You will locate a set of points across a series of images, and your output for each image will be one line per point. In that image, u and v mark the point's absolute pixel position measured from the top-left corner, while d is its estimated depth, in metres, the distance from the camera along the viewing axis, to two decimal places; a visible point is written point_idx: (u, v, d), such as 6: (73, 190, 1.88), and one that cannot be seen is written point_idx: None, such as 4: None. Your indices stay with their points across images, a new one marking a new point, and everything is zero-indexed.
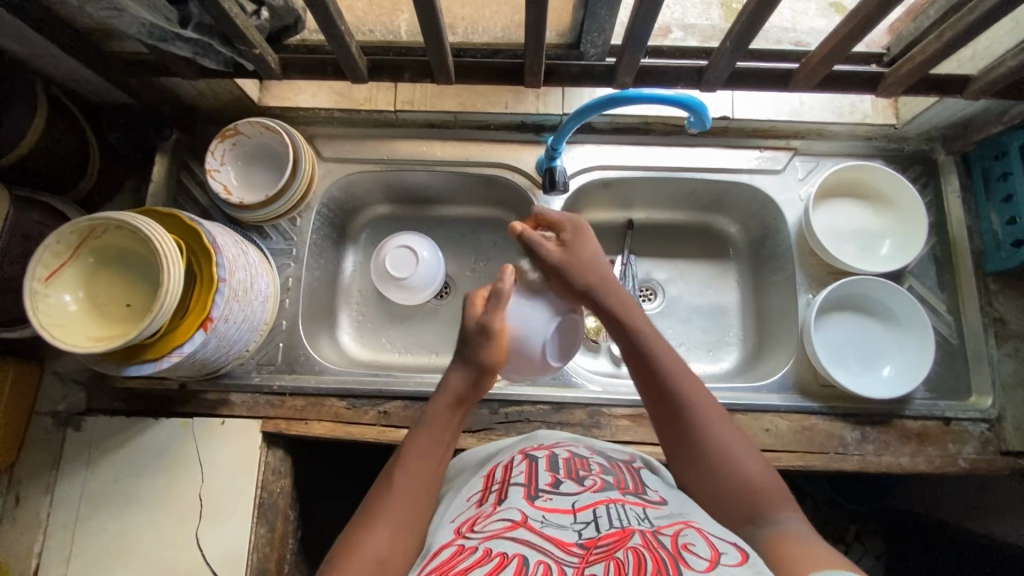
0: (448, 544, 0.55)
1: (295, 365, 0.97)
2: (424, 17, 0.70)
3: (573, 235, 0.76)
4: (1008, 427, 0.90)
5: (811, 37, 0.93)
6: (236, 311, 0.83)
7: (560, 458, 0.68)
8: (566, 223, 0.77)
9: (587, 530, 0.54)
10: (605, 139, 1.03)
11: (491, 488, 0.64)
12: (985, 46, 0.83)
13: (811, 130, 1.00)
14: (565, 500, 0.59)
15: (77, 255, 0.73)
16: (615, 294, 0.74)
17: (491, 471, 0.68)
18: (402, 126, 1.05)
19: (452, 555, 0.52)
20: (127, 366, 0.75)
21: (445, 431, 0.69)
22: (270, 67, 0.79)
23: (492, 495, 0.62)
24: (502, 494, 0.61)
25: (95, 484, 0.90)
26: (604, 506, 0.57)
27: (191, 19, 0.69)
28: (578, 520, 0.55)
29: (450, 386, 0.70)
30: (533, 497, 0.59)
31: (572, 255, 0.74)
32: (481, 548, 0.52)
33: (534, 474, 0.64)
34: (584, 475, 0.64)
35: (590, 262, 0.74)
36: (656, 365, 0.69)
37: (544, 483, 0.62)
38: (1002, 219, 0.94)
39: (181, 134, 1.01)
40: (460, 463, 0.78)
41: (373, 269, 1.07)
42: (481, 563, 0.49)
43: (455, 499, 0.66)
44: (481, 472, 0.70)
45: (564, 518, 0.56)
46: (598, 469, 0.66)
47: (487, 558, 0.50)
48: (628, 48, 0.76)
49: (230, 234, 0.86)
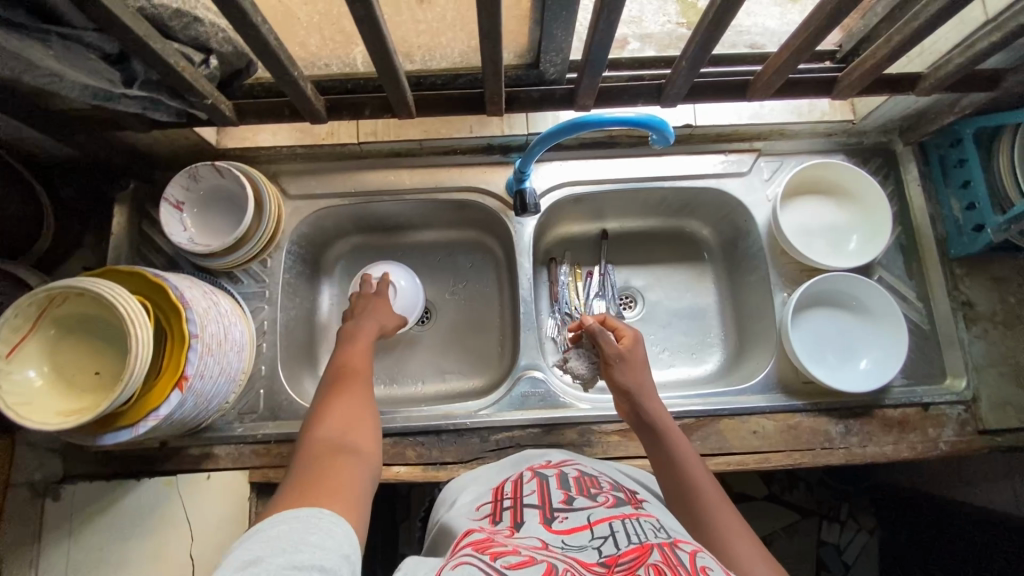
0: (478, 530, 0.59)
1: (277, 411, 0.95)
2: (378, 57, 0.69)
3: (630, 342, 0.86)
4: (984, 407, 0.93)
5: (765, 37, 0.95)
6: (212, 364, 0.81)
7: (570, 478, 0.70)
8: (623, 330, 0.89)
9: (606, 546, 0.53)
10: (572, 155, 1.03)
11: (504, 504, 0.65)
12: (932, 43, 0.85)
13: (773, 131, 1.02)
14: (580, 516, 0.59)
15: (37, 327, 0.71)
16: (651, 400, 0.80)
17: (501, 486, 0.72)
18: (367, 157, 1.03)
19: (484, 539, 0.56)
20: (103, 434, 0.73)
21: (359, 354, 0.85)
22: (224, 114, 0.78)
23: (508, 515, 0.62)
24: (517, 517, 0.61)
25: (81, 554, 0.86)
26: (620, 522, 0.57)
27: (136, 77, 0.66)
28: (596, 536, 0.55)
29: (365, 327, 0.91)
30: (549, 520, 0.59)
31: (625, 352, 0.85)
32: (512, 545, 0.53)
33: (547, 494, 0.65)
34: (596, 492, 0.66)
35: (641, 368, 0.84)
36: (682, 467, 0.72)
37: (558, 501, 0.63)
38: (961, 205, 0.97)
39: (138, 183, 0.99)
40: (458, 486, 0.79)
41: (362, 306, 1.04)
42: (513, 552, 0.51)
43: (467, 509, 0.70)
44: (491, 486, 0.74)
45: (582, 536, 0.55)
46: (608, 487, 0.68)
47: (516, 552, 0.51)
48: (587, 72, 0.77)
49: (200, 286, 0.85)
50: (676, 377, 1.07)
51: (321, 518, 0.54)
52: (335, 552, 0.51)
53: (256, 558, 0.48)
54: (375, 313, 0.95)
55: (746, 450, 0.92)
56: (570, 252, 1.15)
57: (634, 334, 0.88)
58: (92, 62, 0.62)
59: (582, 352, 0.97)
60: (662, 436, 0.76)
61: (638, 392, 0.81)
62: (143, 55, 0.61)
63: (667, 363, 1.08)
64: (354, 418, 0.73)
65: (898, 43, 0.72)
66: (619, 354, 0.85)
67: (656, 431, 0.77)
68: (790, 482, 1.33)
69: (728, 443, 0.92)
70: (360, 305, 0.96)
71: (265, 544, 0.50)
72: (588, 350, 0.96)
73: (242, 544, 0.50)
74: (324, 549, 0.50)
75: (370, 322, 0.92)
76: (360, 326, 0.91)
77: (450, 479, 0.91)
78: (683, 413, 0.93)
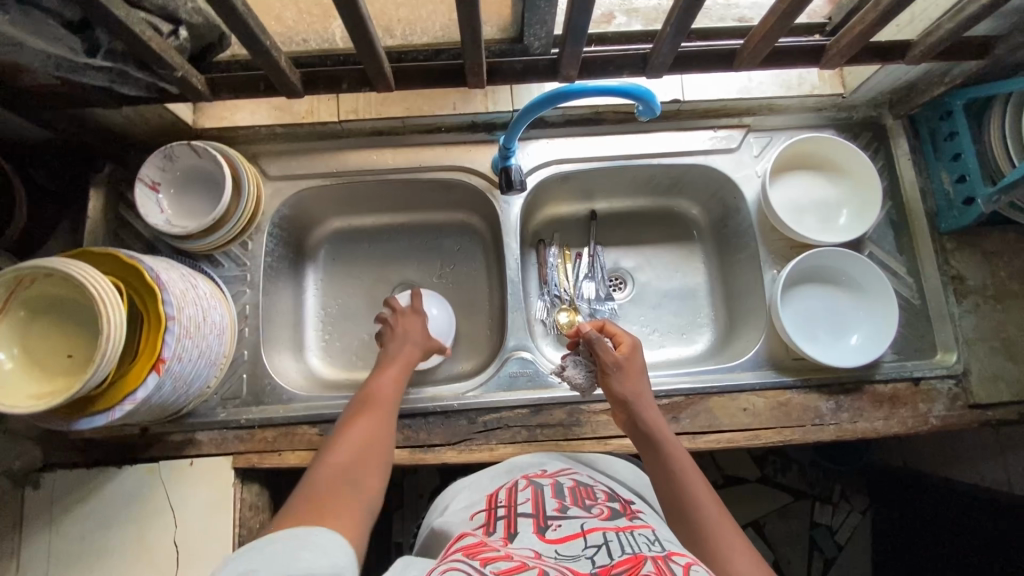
0: (472, 534, 0.59)
1: (261, 396, 0.93)
2: (353, 26, 0.67)
3: (628, 350, 0.84)
4: (974, 381, 0.93)
5: (754, 11, 0.92)
6: (190, 348, 0.79)
7: (565, 488, 0.69)
8: (622, 336, 0.86)
9: (599, 556, 0.52)
10: (558, 132, 1.02)
11: (498, 513, 0.64)
12: (922, 10, 0.83)
13: (762, 106, 1.01)
14: (574, 525, 0.59)
15: (5, 309, 0.69)
16: (649, 410, 0.78)
17: (495, 492, 0.71)
18: (349, 136, 1.01)
19: (476, 544, 0.55)
20: (76, 419, 0.71)
21: (394, 370, 0.85)
22: (197, 89, 0.75)
23: (500, 526, 0.60)
24: (512, 528, 0.59)
25: (61, 544, 0.86)
26: (614, 533, 0.57)
27: (99, 46, 0.65)
28: (589, 545, 0.54)
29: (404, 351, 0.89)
30: (542, 530, 0.58)
31: (624, 360, 0.82)
32: (504, 551, 0.52)
33: (541, 502, 0.64)
34: (591, 503, 0.65)
35: (640, 378, 0.82)
36: (673, 469, 0.71)
37: (551, 510, 0.63)
38: (952, 178, 0.96)
39: (114, 166, 0.96)
40: (449, 493, 0.78)
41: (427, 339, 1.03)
42: (504, 559, 0.50)
43: (459, 517, 0.68)
44: (484, 493, 0.72)
45: (575, 544, 0.54)
46: (603, 497, 0.67)
47: (508, 559, 0.50)
48: (570, 40, 0.74)
49: (177, 268, 0.82)
50: (666, 358, 1.06)
51: (320, 535, 0.54)
52: (327, 564, 0.51)
53: (249, 570, 0.48)
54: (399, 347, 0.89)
55: (737, 427, 0.91)
56: (558, 233, 1.13)
57: (632, 342, 0.85)
58: (53, 30, 0.61)
59: (580, 359, 0.88)
60: (656, 443, 0.74)
61: (635, 401, 0.79)
62: (105, 21, 0.58)
63: (658, 343, 1.07)
64: (371, 438, 0.73)
65: (886, 8, 0.71)
66: (618, 361, 0.82)
67: (650, 433, 0.76)
68: (783, 464, 1.32)
69: (718, 420, 0.91)
70: (401, 322, 0.94)
71: (259, 557, 0.50)
72: (585, 356, 0.88)
73: (236, 554, 0.50)
74: (316, 562, 0.50)
75: (399, 358, 0.88)
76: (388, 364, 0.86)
77: (437, 461, 0.89)
78: (672, 391, 0.92)
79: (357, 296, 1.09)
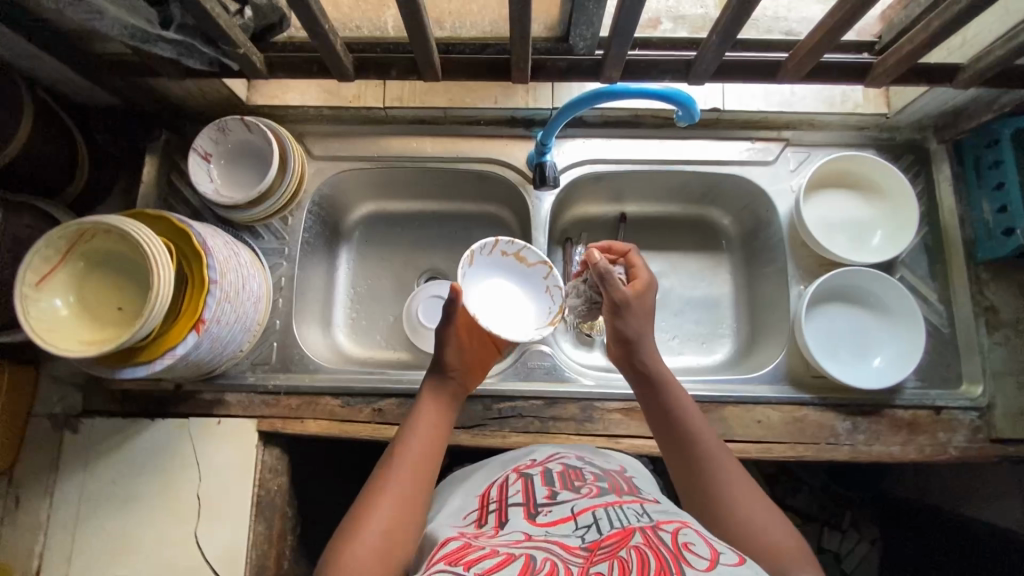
0: (457, 537, 0.58)
1: (289, 364, 0.97)
2: (409, 15, 0.70)
3: (642, 290, 0.82)
4: (998, 415, 0.91)
5: (802, 25, 0.92)
6: (229, 311, 0.83)
7: (554, 473, 0.69)
8: (639, 274, 0.84)
9: (589, 534, 0.55)
10: (595, 132, 1.03)
11: (490, 508, 0.65)
12: (974, 35, 0.82)
13: (802, 121, 1.00)
14: (564, 508, 0.60)
15: (66, 259, 0.73)
16: (652, 352, 0.79)
17: (486, 491, 0.69)
18: (392, 123, 1.05)
19: (460, 547, 0.55)
20: (120, 368, 0.76)
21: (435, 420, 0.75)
22: (254, 67, 0.80)
23: (491, 518, 0.62)
24: (503, 517, 0.61)
25: (92, 486, 0.91)
26: (603, 509, 0.59)
27: (174, 20, 0.71)
28: (579, 526, 0.57)
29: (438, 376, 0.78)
30: (533, 516, 0.60)
31: (636, 299, 0.81)
32: (489, 547, 0.54)
33: (531, 491, 0.65)
34: (580, 485, 0.66)
35: (649, 319, 0.81)
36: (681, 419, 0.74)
37: (541, 497, 0.64)
38: (993, 207, 0.94)
39: (170, 135, 1.01)
40: (448, 488, 0.79)
41: (409, 321, 1.06)
42: (489, 556, 0.52)
43: (452, 519, 0.67)
44: (476, 493, 0.71)
45: (565, 526, 0.57)
46: (592, 478, 0.68)
47: (495, 555, 0.52)
48: (615, 42, 0.76)
49: (223, 236, 0.87)
50: (684, 364, 1.06)
51: None
52: None
53: None
54: (430, 423, 0.74)
55: (750, 438, 0.91)
56: (586, 233, 1.14)
57: (648, 281, 0.84)
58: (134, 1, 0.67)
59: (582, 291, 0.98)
60: (661, 388, 0.77)
61: (639, 341, 0.79)
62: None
63: (677, 350, 1.08)
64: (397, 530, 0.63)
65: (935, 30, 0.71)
66: (630, 299, 0.80)
67: (660, 379, 0.77)
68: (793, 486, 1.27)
69: (732, 429, 0.91)
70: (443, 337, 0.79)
71: None
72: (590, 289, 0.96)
73: None
74: None
75: (435, 424, 0.74)
76: (413, 438, 0.72)
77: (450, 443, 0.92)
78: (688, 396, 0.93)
79: (385, 278, 1.12)
